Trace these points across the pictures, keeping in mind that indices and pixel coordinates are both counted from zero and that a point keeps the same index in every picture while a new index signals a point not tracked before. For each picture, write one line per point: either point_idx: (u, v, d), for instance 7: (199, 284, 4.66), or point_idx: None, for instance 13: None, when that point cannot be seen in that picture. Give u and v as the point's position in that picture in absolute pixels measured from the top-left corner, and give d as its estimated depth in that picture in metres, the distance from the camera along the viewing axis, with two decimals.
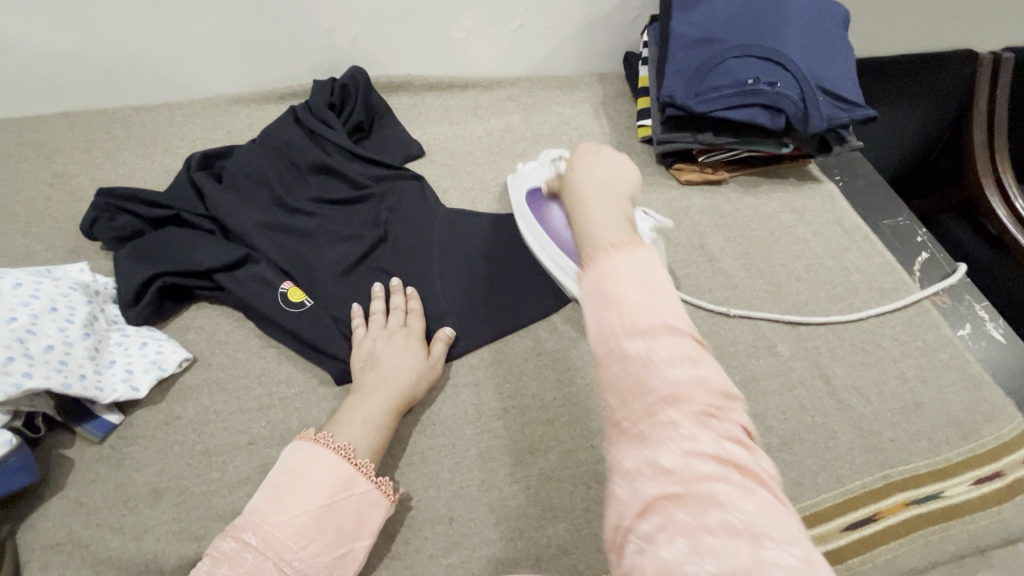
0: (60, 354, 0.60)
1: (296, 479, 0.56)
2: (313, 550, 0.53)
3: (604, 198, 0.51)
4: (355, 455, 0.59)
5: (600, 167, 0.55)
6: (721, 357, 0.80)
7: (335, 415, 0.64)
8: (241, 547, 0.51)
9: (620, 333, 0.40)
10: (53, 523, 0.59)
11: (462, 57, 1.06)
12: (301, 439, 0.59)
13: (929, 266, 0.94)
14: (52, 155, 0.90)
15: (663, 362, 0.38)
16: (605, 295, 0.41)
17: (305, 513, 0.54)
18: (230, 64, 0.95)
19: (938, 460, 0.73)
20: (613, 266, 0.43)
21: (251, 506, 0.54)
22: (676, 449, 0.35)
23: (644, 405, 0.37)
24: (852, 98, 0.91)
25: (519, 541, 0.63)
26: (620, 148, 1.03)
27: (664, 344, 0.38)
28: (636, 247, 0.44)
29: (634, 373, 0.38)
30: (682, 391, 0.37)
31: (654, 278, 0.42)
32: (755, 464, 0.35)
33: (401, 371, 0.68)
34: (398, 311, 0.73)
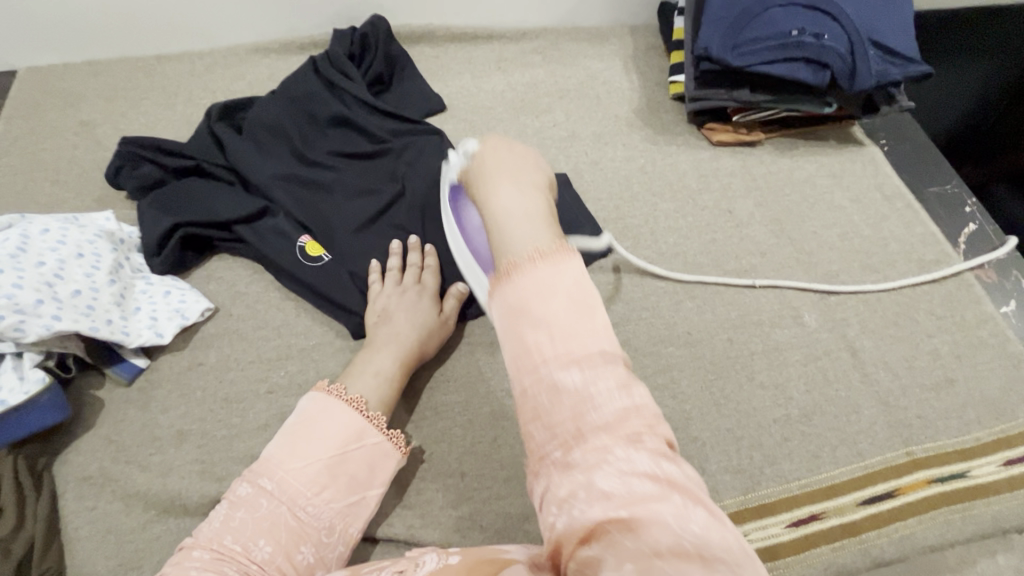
0: (88, 299, 0.61)
1: (309, 429, 0.56)
2: (326, 498, 0.54)
3: (519, 181, 0.48)
4: (367, 407, 0.60)
5: (511, 154, 0.51)
6: (744, 325, 0.77)
7: (349, 368, 0.65)
8: (257, 492, 0.53)
9: (552, 361, 0.37)
10: (87, 458, 0.62)
11: (487, 6, 1.01)
12: (316, 390, 0.60)
13: (976, 238, 0.89)
14: (77, 103, 0.90)
15: (598, 391, 0.37)
16: (526, 305, 0.39)
17: (318, 462, 0.55)
18: (250, 9, 0.93)
19: (967, 438, 0.70)
20: (541, 280, 0.39)
21: (266, 453, 0.56)
22: (617, 472, 0.35)
23: (574, 429, 0.36)
24: (908, 53, 0.84)
25: (529, 498, 0.64)
26: (649, 106, 0.98)
27: (597, 371, 0.37)
28: (558, 255, 0.40)
29: (570, 401, 0.37)
30: (614, 409, 0.36)
31: (581, 288, 0.40)
32: (687, 477, 0.36)
33: (413, 328, 0.67)
34: (413, 267, 0.72)
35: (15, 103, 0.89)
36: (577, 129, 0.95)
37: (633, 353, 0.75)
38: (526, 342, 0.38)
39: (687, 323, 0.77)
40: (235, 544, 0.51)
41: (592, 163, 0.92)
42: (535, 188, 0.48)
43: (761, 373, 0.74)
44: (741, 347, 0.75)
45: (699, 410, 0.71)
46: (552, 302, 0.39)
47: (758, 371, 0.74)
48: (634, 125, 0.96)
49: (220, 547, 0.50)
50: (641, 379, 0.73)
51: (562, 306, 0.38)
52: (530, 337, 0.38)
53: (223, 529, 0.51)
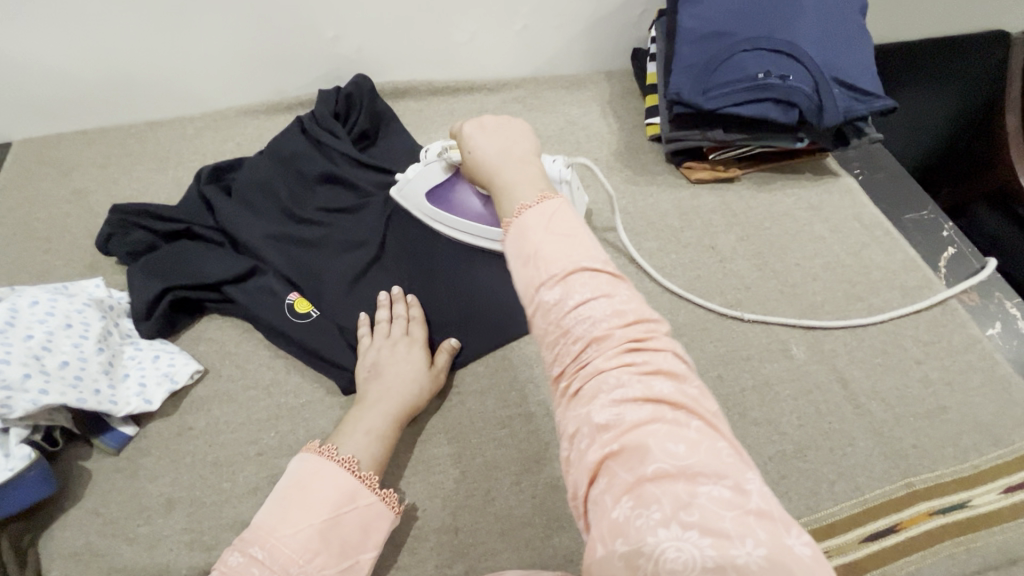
0: (76, 369, 0.61)
1: (302, 492, 0.56)
2: (319, 564, 0.53)
3: (510, 162, 0.55)
4: (359, 467, 0.59)
5: (489, 138, 0.58)
6: (733, 361, 0.78)
7: (340, 427, 0.64)
8: (247, 562, 0.51)
9: (543, 287, 0.44)
10: (72, 533, 0.60)
11: (468, 61, 1.05)
12: (307, 450, 0.59)
13: (955, 262, 0.90)
14: (70, 171, 0.92)
15: (581, 305, 0.42)
16: (535, 253, 0.45)
17: (310, 527, 0.54)
18: (237, 74, 0.96)
19: (965, 466, 0.70)
20: (533, 228, 0.46)
21: (258, 519, 0.54)
22: (610, 386, 0.39)
23: (576, 356, 0.42)
24: (871, 88, 0.88)
25: (526, 552, 0.63)
26: (628, 148, 1.01)
27: (580, 292, 0.43)
28: (545, 201, 0.48)
29: (563, 328, 0.42)
30: (606, 331, 0.41)
31: (563, 227, 0.46)
32: (684, 396, 0.39)
33: (402, 381, 0.68)
34: (401, 319, 0.73)
35: (9, 173, 0.91)
36: None
37: None
38: (525, 280, 0.45)
39: None
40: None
41: None
42: (520, 151, 0.57)
43: (754, 408, 0.73)
44: (731, 384, 0.75)
45: None
46: (540, 238, 0.45)
47: (751, 408, 0.73)
48: (615, 167, 0.99)
49: None
50: None
51: (550, 238, 0.45)
52: (526, 275, 0.45)
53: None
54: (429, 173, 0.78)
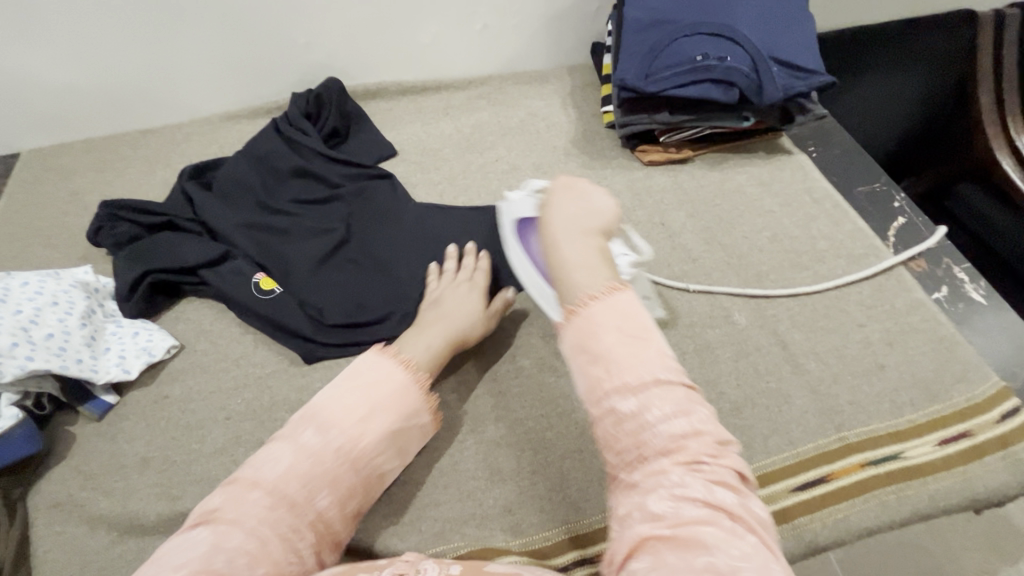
0: (60, 341, 0.68)
1: (393, 398, 0.59)
2: (379, 463, 0.58)
3: (573, 237, 0.62)
4: (417, 370, 0.62)
5: (571, 205, 0.65)
6: (676, 327, 0.81)
7: (409, 340, 0.69)
8: (316, 442, 0.55)
9: (613, 396, 0.50)
10: (56, 488, 0.67)
11: (434, 61, 1.12)
12: (386, 354, 0.61)
13: (905, 230, 0.92)
14: (70, 176, 1.01)
15: (656, 418, 0.48)
16: (588, 347, 0.52)
17: (381, 431, 0.57)
18: (220, 82, 1.05)
19: (900, 421, 0.72)
20: (597, 321, 0.53)
21: (329, 410, 0.56)
22: (670, 480, 0.46)
23: (640, 447, 0.48)
24: (810, 65, 0.91)
25: (467, 502, 0.67)
26: (586, 136, 1.06)
27: (653, 397, 0.49)
28: (613, 294, 0.55)
29: (633, 436, 0.49)
30: (672, 435, 0.48)
31: (636, 330, 0.52)
32: (741, 508, 0.45)
33: (460, 314, 0.73)
34: (467, 271, 0.79)
35: (16, 179, 1.01)
36: (519, 162, 1.03)
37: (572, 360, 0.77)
38: (592, 378, 0.52)
39: None
40: (297, 496, 0.52)
41: None
42: (590, 233, 0.62)
43: (694, 370, 0.76)
44: (673, 348, 0.78)
45: None
46: (609, 338, 0.52)
47: (690, 369, 0.76)
48: (572, 154, 1.04)
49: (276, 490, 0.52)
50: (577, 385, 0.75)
51: (617, 340, 0.52)
52: (593, 372, 0.51)
53: (289, 476, 0.53)
54: (529, 203, 0.75)
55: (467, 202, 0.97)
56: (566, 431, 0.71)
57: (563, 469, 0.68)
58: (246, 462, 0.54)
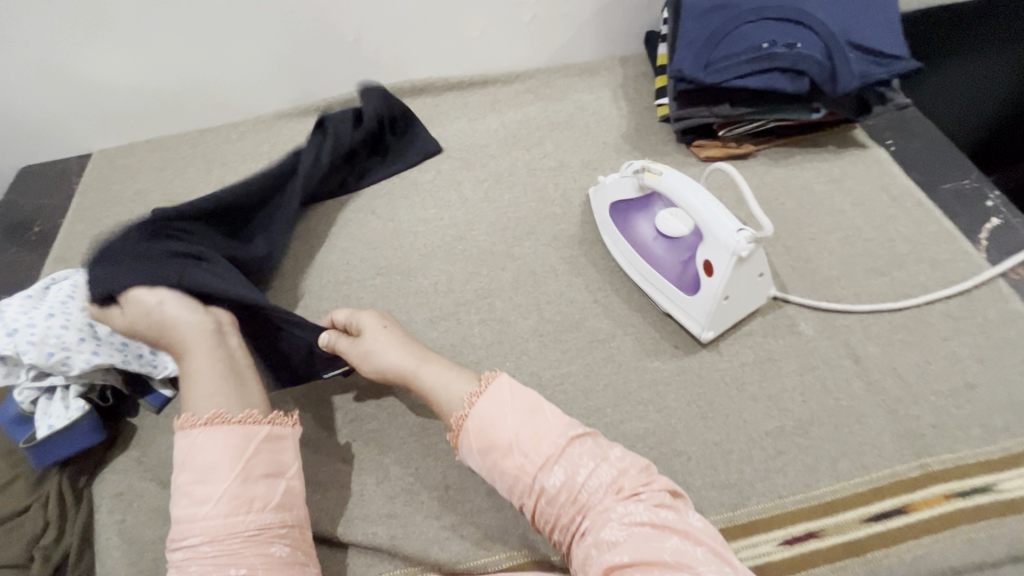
0: (123, 336, 0.71)
1: (228, 448, 0.56)
2: (259, 496, 0.56)
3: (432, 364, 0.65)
4: (231, 414, 0.59)
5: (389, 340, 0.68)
6: (735, 334, 0.75)
7: (190, 396, 0.61)
8: (189, 552, 0.53)
9: (537, 473, 0.53)
10: (119, 476, 0.70)
11: (481, 55, 1.10)
12: (184, 427, 0.58)
13: (1001, 233, 0.82)
14: (135, 175, 1.06)
15: (586, 476, 0.52)
16: (491, 442, 0.55)
17: (236, 476, 0.55)
18: (272, 81, 1.07)
19: (992, 449, 0.64)
20: (486, 411, 0.56)
21: (180, 521, 0.54)
22: (614, 512, 0.50)
23: (576, 501, 0.52)
24: (892, 50, 0.83)
25: (512, 512, 0.65)
26: (637, 130, 1.02)
27: (573, 462, 0.53)
28: (493, 382, 0.58)
29: (566, 497, 0.52)
30: (597, 482, 0.52)
31: (526, 397, 0.57)
32: (683, 522, 0.50)
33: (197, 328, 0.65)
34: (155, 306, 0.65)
35: (87, 179, 1.06)
36: (567, 158, 0.99)
37: (620, 369, 0.74)
38: (511, 469, 0.54)
39: (675, 337, 0.76)
40: (215, 573, 0.52)
41: (581, 189, 0.95)
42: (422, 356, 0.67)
43: (753, 383, 0.71)
44: (731, 358, 0.73)
45: (687, 424, 0.69)
46: (507, 420, 0.55)
47: (749, 382, 0.71)
48: (623, 150, 0.99)
49: None
50: (626, 395, 0.72)
51: (520, 420, 0.55)
52: (510, 465, 0.54)
53: (200, 571, 0.52)
54: (625, 186, 0.79)
55: (512, 199, 0.95)
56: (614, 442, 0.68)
57: None
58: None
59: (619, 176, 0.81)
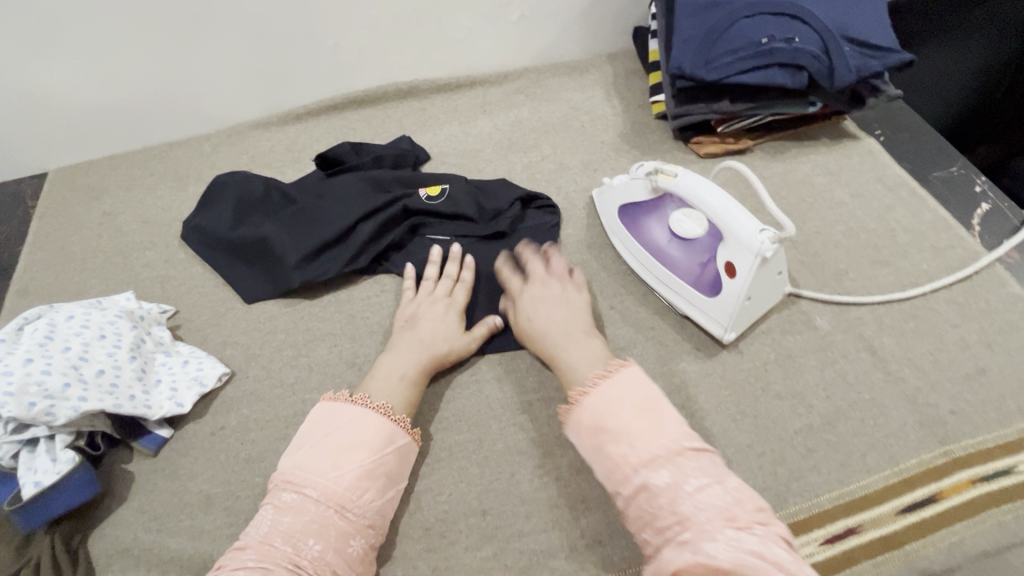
0: (111, 377, 0.65)
1: (362, 436, 0.60)
2: (371, 495, 0.58)
3: (574, 336, 0.69)
4: (372, 400, 0.64)
5: (552, 307, 0.72)
6: (754, 333, 0.75)
7: (378, 367, 0.69)
8: (302, 499, 0.56)
9: (641, 467, 0.54)
10: (121, 530, 0.64)
11: (467, 56, 1.06)
12: (336, 399, 0.63)
13: (992, 218, 0.85)
14: (100, 196, 0.97)
15: (693, 488, 0.52)
16: (604, 426, 0.57)
17: (359, 468, 0.58)
18: (247, 90, 1.00)
19: (1009, 431, 0.66)
20: (610, 393, 0.59)
21: (300, 465, 0.58)
22: (718, 526, 0.50)
23: (680, 511, 0.51)
24: (884, 43, 0.84)
25: (553, 533, 0.63)
26: (634, 128, 1.01)
27: (681, 472, 0.53)
28: (620, 370, 0.61)
29: (669, 501, 0.52)
30: (710, 501, 0.51)
31: (647, 401, 0.59)
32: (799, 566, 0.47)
33: (437, 336, 0.72)
34: (449, 280, 0.77)
35: (45, 202, 0.97)
36: (565, 160, 0.97)
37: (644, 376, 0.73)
38: (615, 454, 0.56)
39: (695, 339, 0.75)
40: (286, 545, 0.53)
41: (583, 191, 0.93)
42: (585, 335, 0.69)
43: (777, 382, 0.71)
44: (753, 358, 0.73)
45: (719, 427, 0.68)
46: (625, 414, 0.57)
47: (773, 381, 0.71)
48: (621, 150, 0.98)
49: (271, 549, 0.53)
50: None
51: (633, 414, 0.57)
52: (616, 453, 0.56)
53: (273, 531, 0.54)
54: (635, 189, 0.78)
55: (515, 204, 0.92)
56: None
57: None
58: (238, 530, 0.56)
59: (628, 179, 0.79)
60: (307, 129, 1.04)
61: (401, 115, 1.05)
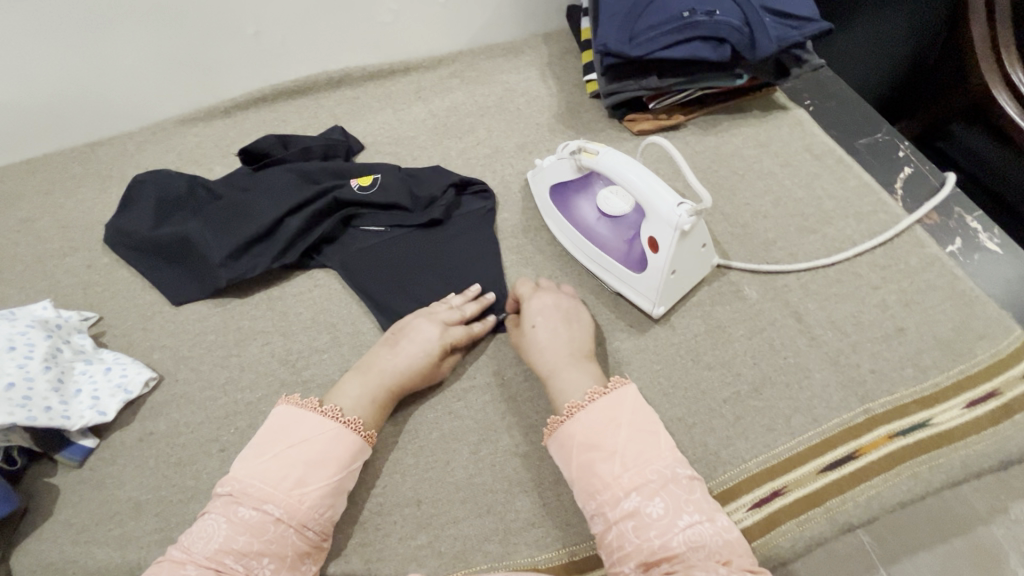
0: (23, 389, 0.62)
1: (332, 452, 0.59)
2: (331, 511, 0.58)
3: (575, 360, 0.66)
4: (344, 414, 0.62)
5: (551, 327, 0.69)
6: (684, 308, 0.76)
7: (352, 383, 0.66)
8: (262, 517, 0.54)
9: (631, 492, 0.52)
10: (46, 544, 0.63)
11: (399, 41, 1.04)
12: (308, 409, 0.61)
13: (914, 181, 0.87)
14: (15, 202, 0.93)
15: (685, 523, 0.49)
16: (597, 445, 0.55)
17: (326, 486, 0.57)
18: (169, 84, 0.97)
19: (925, 386, 0.69)
20: (605, 414, 0.57)
21: (262, 479, 0.56)
22: (707, 561, 0.47)
23: (668, 541, 0.49)
24: (804, 12, 0.85)
25: (488, 516, 0.64)
26: (569, 108, 1.00)
27: (674, 502, 0.51)
28: (621, 389, 0.59)
29: (657, 530, 0.49)
30: (699, 538, 0.49)
31: (645, 426, 0.56)
32: None
33: (414, 365, 0.68)
34: (458, 313, 0.73)
35: None
36: (501, 143, 0.97)
37: None
38: (605, 475, 0.53)
39: (628, 315, 0.76)
40: (236, 564, 0.52)
41: (519, 174, 0.93)
42: (582, 358, 0.67)
43: (707, 352, 0.72)
44: (683, 331, 0.74)
45: (650, 401, 0.69)
46: (619, 437, 0.55)
47: (703, 352, 0.72)
48: (557, 130, 0.98)
49: (222, 569, 0.51)
50: None
51: (628, 438, 0.55)
52: (607, 473, 0.53)
53: (224, 549, 0.52)
54: (565, 168, 0.78)
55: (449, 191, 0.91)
56: None
57: None
58: (176, 541, 0.53)
59: (556, 159, 0.79)
60: (236, 123, 1.01)
61: (334, 105, 1.02)
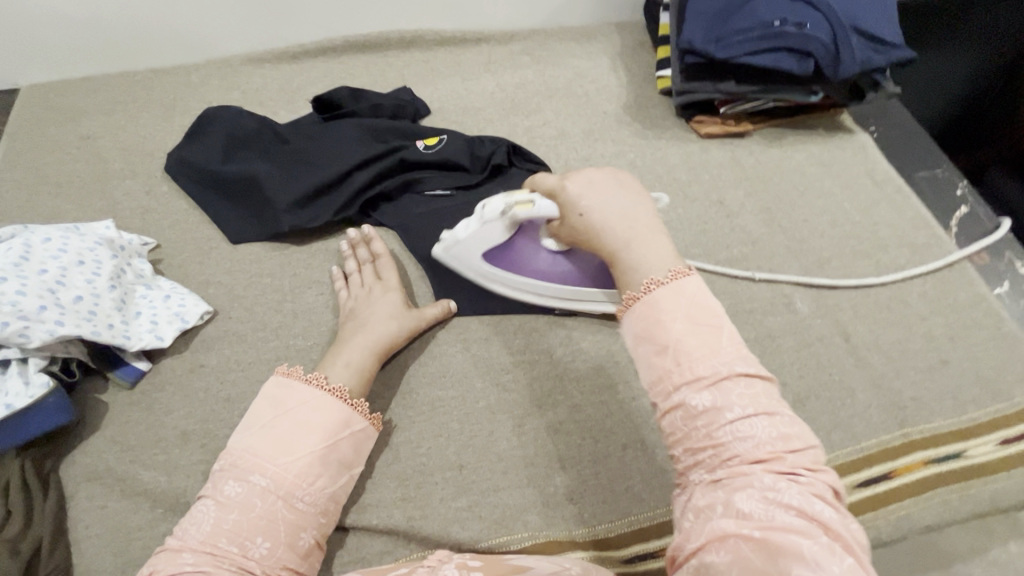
0: (89, 304, 0.63)
1: (315, 419, 0.58)
2: (324, 484, 0.57)
3: (640, 231, 0.52)
4: (327, 381, 0.62)
5: (609, 200, 0.53)
6: (736, 314, 0.77)
7: (332, 358, 0.66)
8: (248, 491, 0.54)
9: (685, 387, 0.45)
10: (94, 458, 0.64)
11: (473, 8, 1.03)
12: (294, 378, 0.61)
13: (969, 221, 0.88)
14: (78, 118, 0.92)
15: (736, 419, 0.43)
16: (652, 335, 0.47)
17: (311, 453, 0.57)
18: (242, 20, 0.96)
19: (962, 419, 0.71)
20: (663, 307, 0.47)
21: (248, 449, 0.56)
22: (760, 487, 0.41)
23: (707, 419, 0.44)
24: (891, 38, 0.85)
25: (528, 489, 0.65)
26: (638, 102, 1.00)
27: (728, 394, 0.44)
28: (679, 278, 0.48)
29: (705, 425, 0.44)
30: (750, 432, 0.43)
31: (707, 319, 0.47)
32: (842, 527, 0.40)
33: (379, 329, 0.69)
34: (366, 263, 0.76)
35: (17, 120, 0.91)
36: (567, 127, 0.97)
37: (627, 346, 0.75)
38: (657, 368, 0.46)
39: None
40: (231, 544, 0.52)
41: (582, 160, 0.93)
42: (655, 228, 0.52)
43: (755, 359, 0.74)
44: None
45: None
46: (678, 327, 0.46)
47: None
48: (623, 121, 0.97)
49: (215, 550, 0.51)
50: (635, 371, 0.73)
51: (685, 329, 0.46)
52: (660, 364, 0.46)
53: (217, 531, 0.52)
54: (489, 232, 0.66)
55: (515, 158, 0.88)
56: (627, 421, 0.69)
57: (622, 461, 0.67)
58: (174, 529, 0.53)
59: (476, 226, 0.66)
60: (302, 69, 1.00)
61: (403, 65, 1.01)
